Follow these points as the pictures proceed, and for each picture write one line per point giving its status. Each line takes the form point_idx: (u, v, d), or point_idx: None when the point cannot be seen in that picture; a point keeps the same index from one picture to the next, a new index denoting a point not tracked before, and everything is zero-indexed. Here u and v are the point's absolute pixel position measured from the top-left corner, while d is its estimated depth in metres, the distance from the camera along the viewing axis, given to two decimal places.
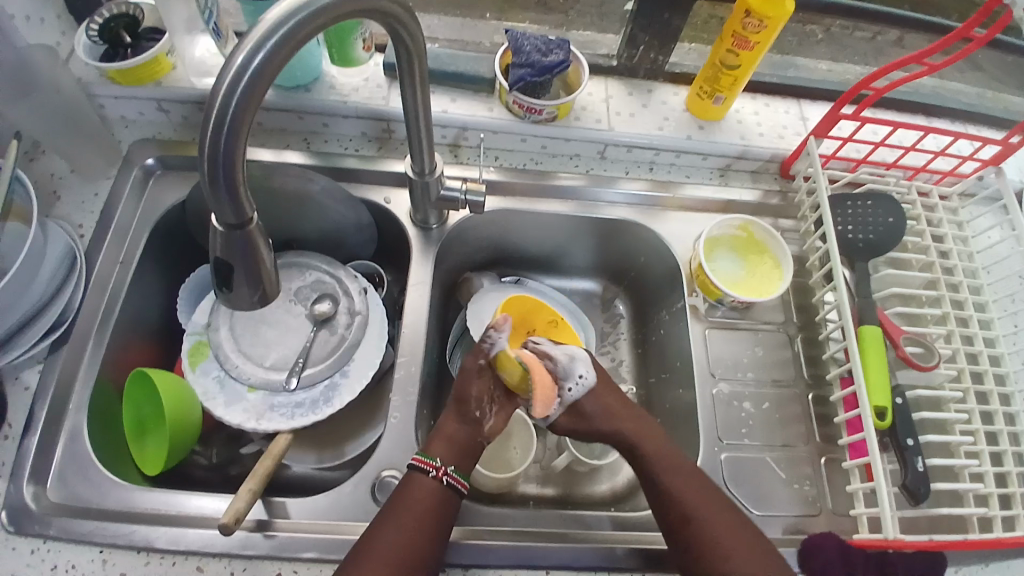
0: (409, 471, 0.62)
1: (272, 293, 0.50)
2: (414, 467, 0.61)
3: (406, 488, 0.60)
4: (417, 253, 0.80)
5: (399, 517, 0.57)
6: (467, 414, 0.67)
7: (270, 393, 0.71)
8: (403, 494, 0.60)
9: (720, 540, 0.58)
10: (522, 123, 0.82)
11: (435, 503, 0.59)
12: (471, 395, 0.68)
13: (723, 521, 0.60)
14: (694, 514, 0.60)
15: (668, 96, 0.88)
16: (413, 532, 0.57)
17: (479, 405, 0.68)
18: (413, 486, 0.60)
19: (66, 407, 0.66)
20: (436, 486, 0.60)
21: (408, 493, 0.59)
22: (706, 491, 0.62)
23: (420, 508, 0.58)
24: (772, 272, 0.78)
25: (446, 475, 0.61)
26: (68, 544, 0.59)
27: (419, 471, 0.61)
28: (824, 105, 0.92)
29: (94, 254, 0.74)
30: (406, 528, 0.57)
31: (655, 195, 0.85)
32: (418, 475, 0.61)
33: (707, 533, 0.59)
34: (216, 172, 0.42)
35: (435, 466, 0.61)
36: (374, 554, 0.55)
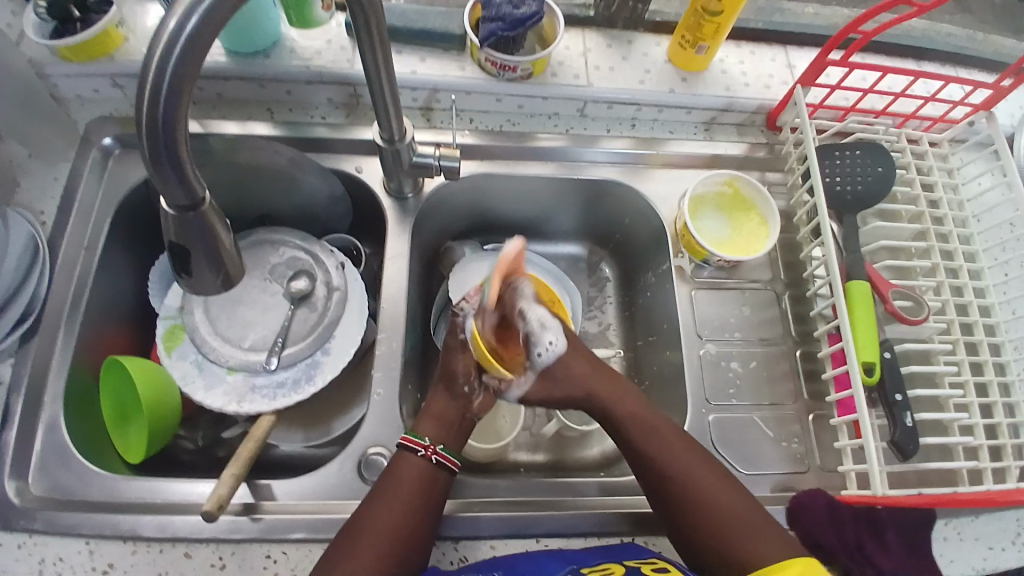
0: (398, 450, 0.62)
1: (235, 275, 0.48)
2: (403, 446, 0.61)
3: (395, 468, 0.60)
4: (393, 224, 0.78)
5: (388, 496, 0.57)
6: (455, 390, 0.67)
7: (250, 374, 0.70)
8: (390, 474, 0.59)
9: (703, 494, 0.58)
10: (496, 82, 0.78)
11: (423, 479, 0.59)
12: (458, 370, 0.68)
13: (705, 475, 0.59)
14: (674, 472, 0.60)
15: (649, 47, 0.84)
16: (403, 509, 0.57)
17: (468, 380, 0.67)
18: (400, 465, 0.60)
19: (42, 399, 0.65)
20: (423, 466, 0.60)
21: (395, 472, 0.59)
22: (684, 447, 0.61)
23: (408, 486, 0.58)
24: (758, 229, 0.76)
25: (434, 454, 0.61)
26: (55, 537, 0.59)
27: (408, 450, 0.61)
28: (811, 52, 0.88)
29: (59, 241, 0.72)
30: (396, 506, 0.57)
31: (638, 153, 0.83)
32: (408, 455, 0.60)
33: (689, 489, 0.59)
34: (158, 148, 0.40)
35: (423, 444, 0.61)
36: (365, 537, 0.55)
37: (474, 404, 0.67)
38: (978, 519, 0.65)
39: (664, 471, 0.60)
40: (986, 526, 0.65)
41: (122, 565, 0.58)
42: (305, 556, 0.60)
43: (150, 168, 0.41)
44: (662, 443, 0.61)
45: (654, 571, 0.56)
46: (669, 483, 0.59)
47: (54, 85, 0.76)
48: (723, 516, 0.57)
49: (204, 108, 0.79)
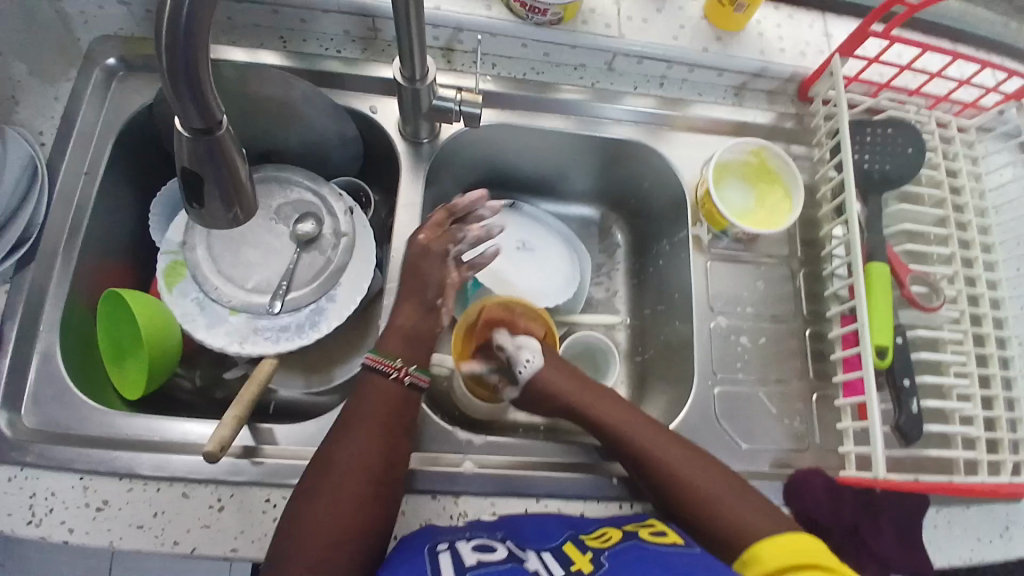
0: (365, 371, 0.61)
1: (248, 211, 0.46)
2: (372, 369, 0.61)
3: (367, 392, 0.60)
4: (407, 170, 0.75)
5: (354, 431, 0.57)
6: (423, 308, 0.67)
7: (253, 315, 0.68)
8: (354, 408, 0.59)
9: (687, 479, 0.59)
10: (524, 26, 0.73)
11: (393, 406, 0.59)
12: (432, 280, 0.68)
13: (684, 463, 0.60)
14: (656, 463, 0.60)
15: (686, 1, 0.80)
16: (368, 442, 0.56)
17: (440, 293, 0.68)
18: (369, 393, 0.60)
19: (38, 328, 0.63)
20: (399, 390, 0.60)
21: (360, 405, 0.59)
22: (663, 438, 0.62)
23: (374, 418, 0.58)
24: (782, 203, 0.75)
25: (407, 375, 0.61)
26: (48, 471, 0.58)
27: (379, 372, 0.61)
28: (850, 21, 0.85)
29: (56, 164, 0.68)
30: (361, 440, 0.56)
31: (663, 113, 0.80)
32: (380, 378, 0.60)
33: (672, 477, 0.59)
34: (175, 61, 0.36)
35: (395, 367, 0.61)
36: (337, 466, 0.55)
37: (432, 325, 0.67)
38: (967, 509, 0.67)
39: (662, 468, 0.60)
40: (973, 515, 0.67)
41: (117, 502, 0.57)
42: None
43: (166, 85, 0.38)
44: (659, 441, 0.61)
45: (651, 534, 0.55)
46: (664, 475, 0.60)
47: None
48: (716, 500, 0.57)
49: (212, 32, 0.75)
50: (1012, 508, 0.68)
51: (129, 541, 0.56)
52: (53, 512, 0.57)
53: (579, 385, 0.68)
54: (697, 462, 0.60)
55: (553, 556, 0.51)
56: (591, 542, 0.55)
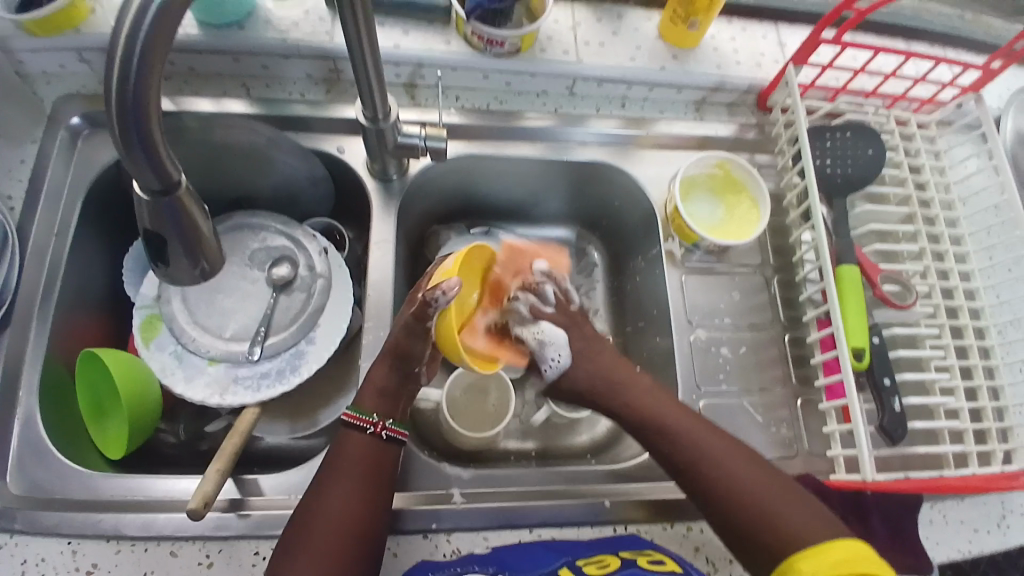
0: (344, 428, 0.60)
1: (215, 264, 0.46)
2: (350, 425, 0.59)
3: (344, 446, 0.58)
4: (378, 208, 0.75)
5: (334, 485, 0.56)
6: (405, 366, 0.62)
7: (232, 364, 0.68)
8: (333, 459, 0.58)
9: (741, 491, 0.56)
10: (483, 59, 0.75)
11: (374, 451, 0.58)
12: (415, 351, 0.62)
13: (742, 473, 0.57)
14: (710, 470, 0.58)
15: (641, 22, 0.81)
16: (350, 497, 0.55)
17: (421, 360, 0.63)
18: (347, 446, 0.58)
19: (16, 394, 0.63)
20: (372, 442, 0.59)
21: (341, 456, 0.58)
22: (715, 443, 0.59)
23: (354, 468, 0.57)
24: (750, 213, 0.75)
25: (384, 429, 0.59)
26: (35, 537, 0.57)
27: (356, 428, 0.59)
28: (803, 30, 0.87)
29: (26, 228, 0.68)
30: (341, 494, 0.55)
31: (628, 133, 0.81)
32: (354, 432, 0.59)
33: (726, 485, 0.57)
34: (128, 127, 0.37)
35: (373, 423, 0.59)
36: (323, 519, 0.54)
37: (415, 348, 0.62)
38: (960, 501, 0.67)
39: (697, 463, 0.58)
40: (967, 507, 0.67)
41: (106, 565, 0.57)
42: None
43: (121, 152, 0.38)
44: (699, 435, 0.59)
45: (648, 562, 0.55)
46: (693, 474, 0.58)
47: (18, 62, 0.71)
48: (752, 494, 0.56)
49: (175, 84, 0.75)
50: (1005, 496, 0.68)
51: None
52: None
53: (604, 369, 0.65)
54: (740, 462, 0.58)
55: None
56: (588, 570, 0.54)
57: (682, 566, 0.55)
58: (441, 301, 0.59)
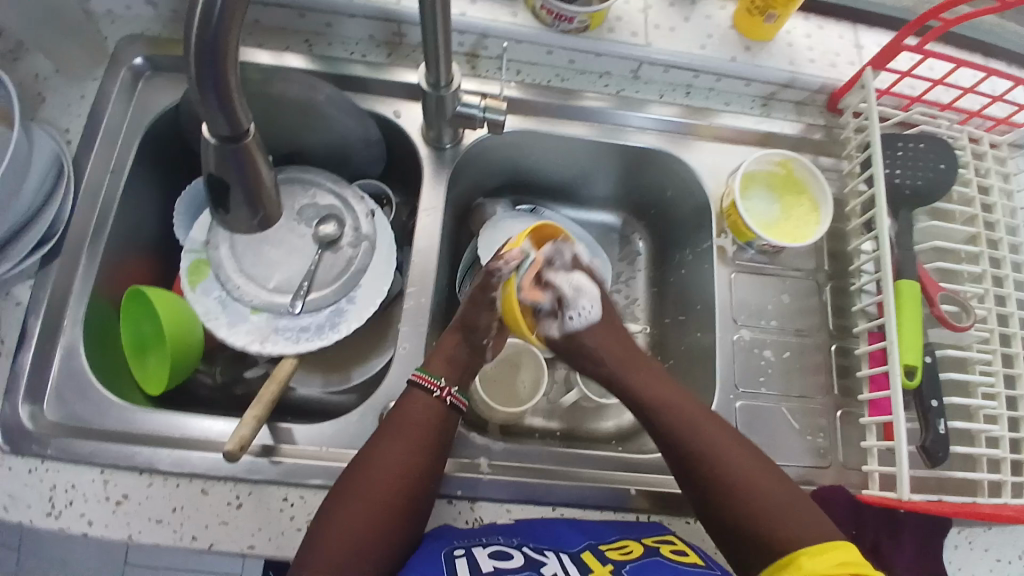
0: (409, 385, 0.61)
1: (273, 217, 0.46)
2: (418, 384, 0.60)
3: (408, 404, 0.59)
4: (429, 175, 0.75)
5: (389, 443, 0.57)
6: (472, 338, 0.66)
7: (274, 315, 0.69)
8: (395, 416, 0.59)
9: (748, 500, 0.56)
10: (549, 33, 0.73)
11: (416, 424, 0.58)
12: (481, 322, 0.66)
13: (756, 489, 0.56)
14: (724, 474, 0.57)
15: (714, 10, 0.79)
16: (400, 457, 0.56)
17: (486, 333, 0.67)
18: (411, 405, 0.59)
19: (62, 323, 0.64)
20: (436, 405, 0.60)
21: (402, 414, 0.59)
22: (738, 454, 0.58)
23: (410, 428, 0.58)
24: (809, 215, 0.73)
25: (449, 395, 0.61)
26: (68, 463, 0.59)
27: (423, 389, 0.60)
28: (880, 33, 0.84)
29: (83, 163, 0.69)
30: (392, 452, 0.56)
31: (687, 121, 0.79)
32: (420, 392, 0.60)
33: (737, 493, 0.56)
34: (203, 69, 0.36)
35: (440, 386, 0.60)
36: (373, 474, 0.55)
37: (479, 321, 0.67)
38: (993, 533, 0.65)
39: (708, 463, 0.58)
40: (1000, 540, 0.65)
41: (137, 497, 0.58)
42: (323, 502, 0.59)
43: (195, 94, 0.38)
44: (712, 431, 0.59)
45: (672, 552, 0.54)
46: (707, 476, 0.57)
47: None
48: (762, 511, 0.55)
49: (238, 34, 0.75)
50: None
51: (148, 534, 0.57)
52: (73, 504, 0.57)
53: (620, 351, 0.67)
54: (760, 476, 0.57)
55: (573, 564, 0.52)
56: (610, 554, 0.54)
57: (706, 560, 0.54)
58: (503, 270, 0.66)
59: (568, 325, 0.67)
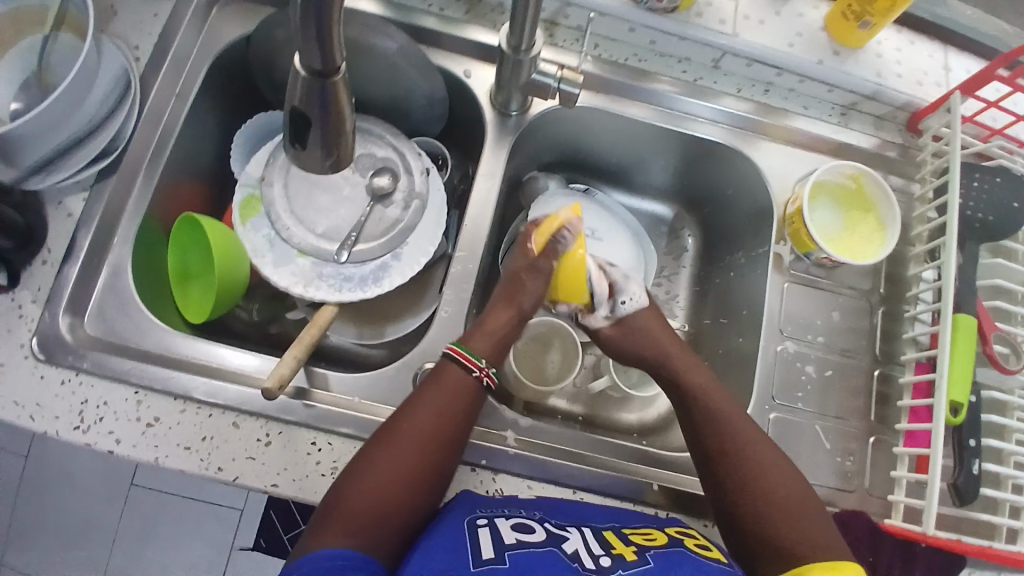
0: (444, 359, 0.59)
1: (347, 159, 0.45)
2: (451, 358, 0.59)
3: (441, 377, 0.58)
4: (491, 140, 0.73)
5: (417, 415, 0.55)
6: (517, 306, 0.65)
7: (319, 261, 0.68)
8: (427, 388, 0.57)
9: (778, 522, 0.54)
10: (634, 10, 0.71)
11: (456, 392, 0.58)
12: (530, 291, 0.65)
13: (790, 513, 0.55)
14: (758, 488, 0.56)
15: (807, 8, 0.76)
16: (422, 433, 0.55)
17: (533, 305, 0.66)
18: (445, 380, 0.58)
19: (111, 239, 0.64)
20: (468, 383, 0.58)
21: (436, 385, 0.57)
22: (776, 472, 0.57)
23: (437, 404, 0.56)
24: (874, 234, 0.71)
25: (486, 377, 0.59)
26: (101, 380, 0.59)
27: (457, 364, 0.59)
28: (971, 56, 0.81)
29: (150, 82, 0.68)
30: (416, 426, 0.55)
31: (760, 121, 0.76)
32: (455, 368, 0.59)
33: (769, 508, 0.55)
34: (310, 1, 0.35)
35: (479, 366, 0.59)
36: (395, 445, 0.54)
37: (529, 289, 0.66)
38: None
39: (743, 466, 0.57)
40: None
41: (167, 421, 0.58)
42: (348, 451, 0.59)
43: (296, 24, 0.36)
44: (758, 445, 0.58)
45: (697, 545, 0.53)
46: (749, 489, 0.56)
47: None
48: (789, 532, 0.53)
49: None
50: None
51: (173, 460, 0.57)
52: (102, 421, 0.58)
53: (665, 334, 0.68)
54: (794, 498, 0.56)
55: (595, 540, 0.52)
56: (633, 538, 0.54)
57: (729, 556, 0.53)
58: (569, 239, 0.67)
59: (616, 309, 0.69)
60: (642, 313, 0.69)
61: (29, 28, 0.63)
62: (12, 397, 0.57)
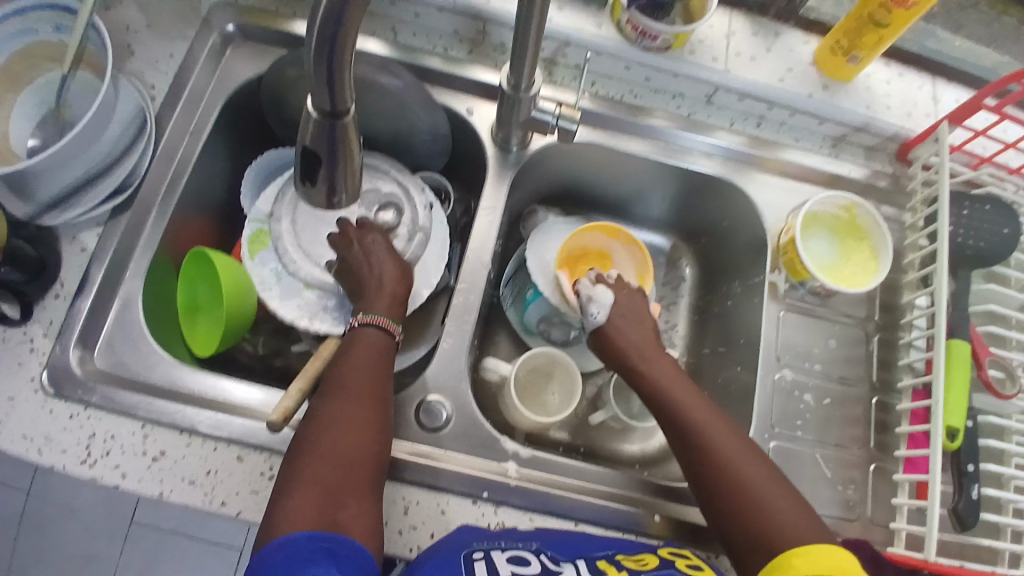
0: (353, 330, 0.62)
1: (352, 192, 0.48)
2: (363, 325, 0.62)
3: (354, 346, 0.60)
4: (493, 175, 0.75)
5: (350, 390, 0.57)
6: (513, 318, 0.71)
7: (325, 294, 0.70)
8: (346, 360, 0.59)
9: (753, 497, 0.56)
10: (630, 49, 0.73)
11: (368, 368, 0.59)
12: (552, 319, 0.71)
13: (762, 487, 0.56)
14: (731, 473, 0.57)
15: (797, 44, 0.79)
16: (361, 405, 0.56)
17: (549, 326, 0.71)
18: (360, 348, 0.60)
19: (122, 273, 0.66)
20: (379, 342, 0.61)
21: (353, 357, 0.60)
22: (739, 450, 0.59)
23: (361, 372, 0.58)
24: (867, 263, 0.72)
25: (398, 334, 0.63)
26: (110, 414, 0.60)
27: (369, 327, 0.62)
28: (959, 89, 0.83)
29: (163, 120, 0.70)
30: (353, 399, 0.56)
31: (754, 153, 0.78)
32: (370, 332, 0.61)
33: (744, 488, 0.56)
34: (323, 52, 0.37)
35: (394, 328, 0.63)
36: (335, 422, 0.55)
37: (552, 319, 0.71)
38: None
39: (708, 451, 0.59)
40: None
41: (174, 455, 0.59)
42: None
43: (308, 71, 0.39)
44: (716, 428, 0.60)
45: (687, 566, 0.54)
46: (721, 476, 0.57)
47: None
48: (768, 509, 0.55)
49: None
50: None
51: (178, 495, 0.58)
52: (110, 455, 0.58)
53: (644, 340, 0.67)
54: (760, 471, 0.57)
55: (588, 568, 0.53)
56: (625, 564, 0.54)
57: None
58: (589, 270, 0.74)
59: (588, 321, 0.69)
60: (617, 317, 0.68)
61: (49, 70, 0.66)
62: (21, 430, 0.58)
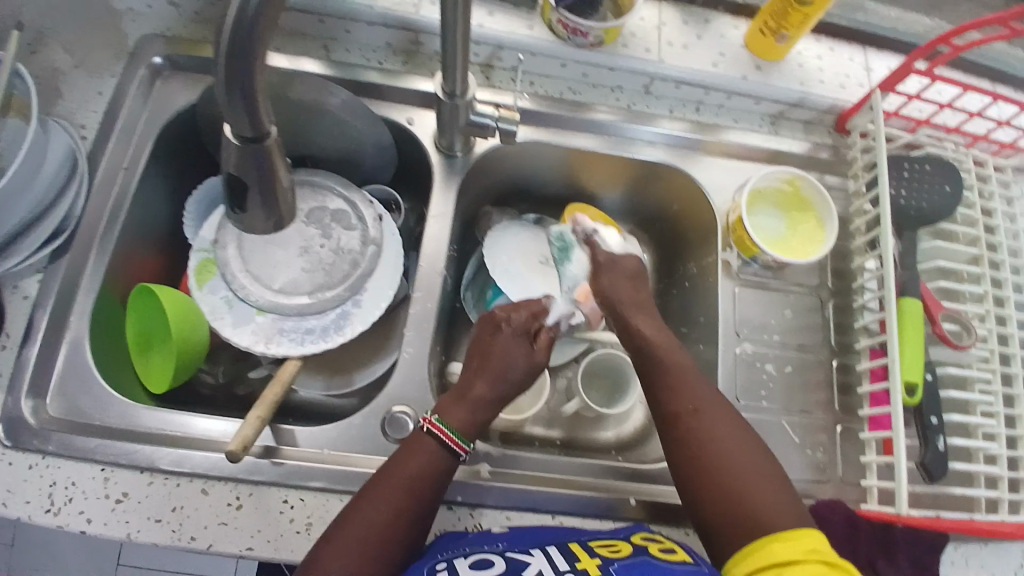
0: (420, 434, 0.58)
1: (288, 217, 0.47)
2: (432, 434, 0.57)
3: (407, 451, 0.57)
4: (440, 181, 0.75)
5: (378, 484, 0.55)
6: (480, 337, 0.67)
7: (281, 316, 0.69)
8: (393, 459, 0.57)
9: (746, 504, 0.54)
10: (564, 47, 0.74)
11: (420, 471, 0.55)
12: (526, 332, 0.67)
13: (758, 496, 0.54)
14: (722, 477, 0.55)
15: (728, 29, 0.80)
16: (384, 500, 0.54)
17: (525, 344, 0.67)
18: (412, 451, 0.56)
19: (69, 316, 0.64)
20: (434, 452, 0.57)
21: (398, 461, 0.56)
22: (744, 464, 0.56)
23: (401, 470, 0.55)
24: (815, 232, 0.74)
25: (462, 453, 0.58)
26: (67, 460, 0.58)
27: (438, 441, 0.57)
28: (889, 55, 0.85)
29: (99, 158, 0.69)
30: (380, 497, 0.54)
31: (696, 137, 0.79)
32: (431, 440, 0.57)
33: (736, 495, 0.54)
34: (234, 74, 0.37)
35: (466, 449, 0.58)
36: (358, 516, 0.53)
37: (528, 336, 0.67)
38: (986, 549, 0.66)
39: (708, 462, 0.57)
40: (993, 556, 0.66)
41: (136, 495, 0.58)
42: (323, 504, 0.59)
43: (222, 95, 0.38)
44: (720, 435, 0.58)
45: (660, 551, 0.53)
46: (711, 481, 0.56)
47: None
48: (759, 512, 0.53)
49: None
50: None
51: (146, 534, 0.57)
52: (72, 502, 0.57)
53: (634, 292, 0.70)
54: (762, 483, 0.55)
55: (561, 555, 0.53)
56: (599, 550, 0.54)
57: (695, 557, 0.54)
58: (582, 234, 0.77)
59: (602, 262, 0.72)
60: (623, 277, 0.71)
61: None
62: None
